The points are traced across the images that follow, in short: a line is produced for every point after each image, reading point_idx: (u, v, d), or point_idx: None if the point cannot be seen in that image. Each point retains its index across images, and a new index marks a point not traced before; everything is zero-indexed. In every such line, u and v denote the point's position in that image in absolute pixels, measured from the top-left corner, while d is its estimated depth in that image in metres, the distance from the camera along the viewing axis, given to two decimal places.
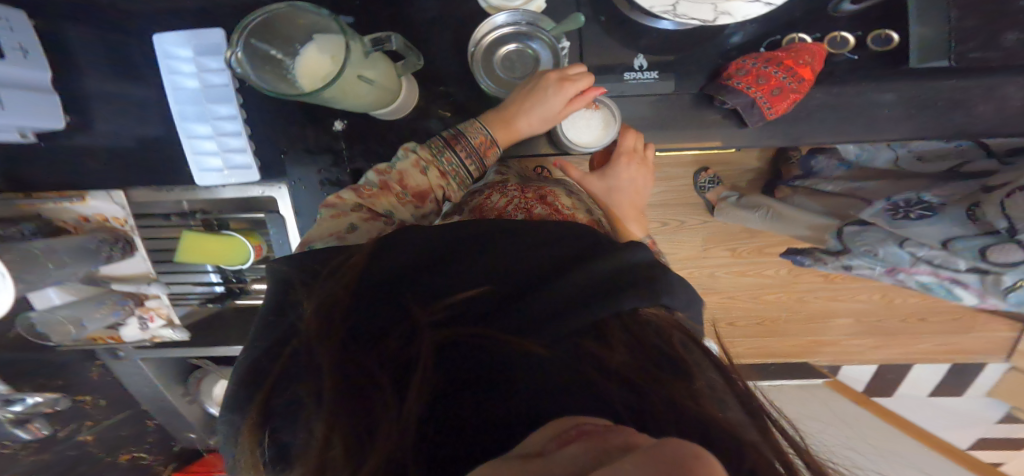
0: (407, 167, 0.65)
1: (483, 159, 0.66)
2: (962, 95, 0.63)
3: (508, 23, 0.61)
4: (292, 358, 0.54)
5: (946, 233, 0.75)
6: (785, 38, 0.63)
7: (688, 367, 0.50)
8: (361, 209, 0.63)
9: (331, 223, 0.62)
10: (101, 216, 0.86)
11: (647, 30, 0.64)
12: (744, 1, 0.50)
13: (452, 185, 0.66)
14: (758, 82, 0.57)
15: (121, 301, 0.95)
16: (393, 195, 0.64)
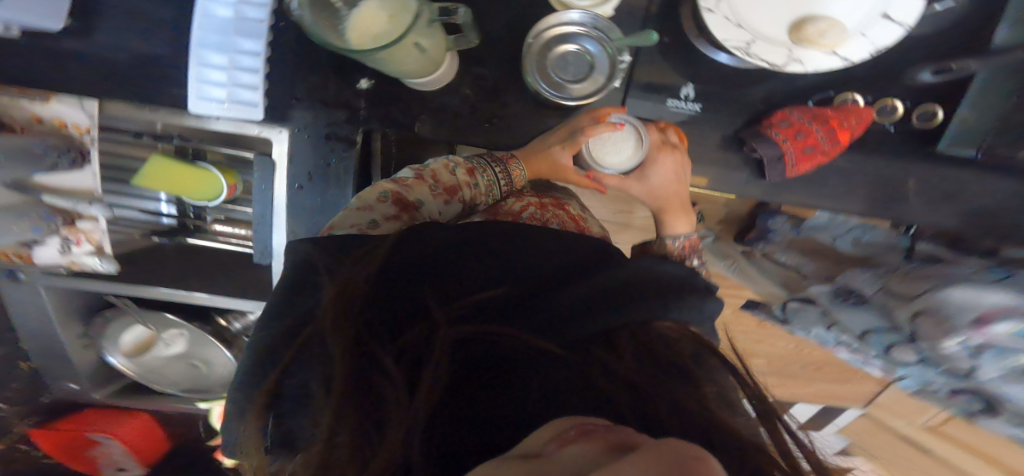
0: (440, 167, 0.72)
1: (510, 171, 0.74)
2: (953, 187, 0.69)
3: (578, 22, 0.63)
4: (302, 348, 0.56)
5: (869, 324, 0.91)
6: (839, 95, 0.64)
7: (696, 377, 0.53)
8: (391, 205, 0.66)
9: (356, 216, 0.65)
10: (60, 121, 0.74)
11: (702, 61, 0.66)
12: (818, 54, 0.56)
13: (482, 184, 0.73)
14: (795, 138, 0.62)
15: (47, 217, 0.80)
16: (427, 185, 0.70)
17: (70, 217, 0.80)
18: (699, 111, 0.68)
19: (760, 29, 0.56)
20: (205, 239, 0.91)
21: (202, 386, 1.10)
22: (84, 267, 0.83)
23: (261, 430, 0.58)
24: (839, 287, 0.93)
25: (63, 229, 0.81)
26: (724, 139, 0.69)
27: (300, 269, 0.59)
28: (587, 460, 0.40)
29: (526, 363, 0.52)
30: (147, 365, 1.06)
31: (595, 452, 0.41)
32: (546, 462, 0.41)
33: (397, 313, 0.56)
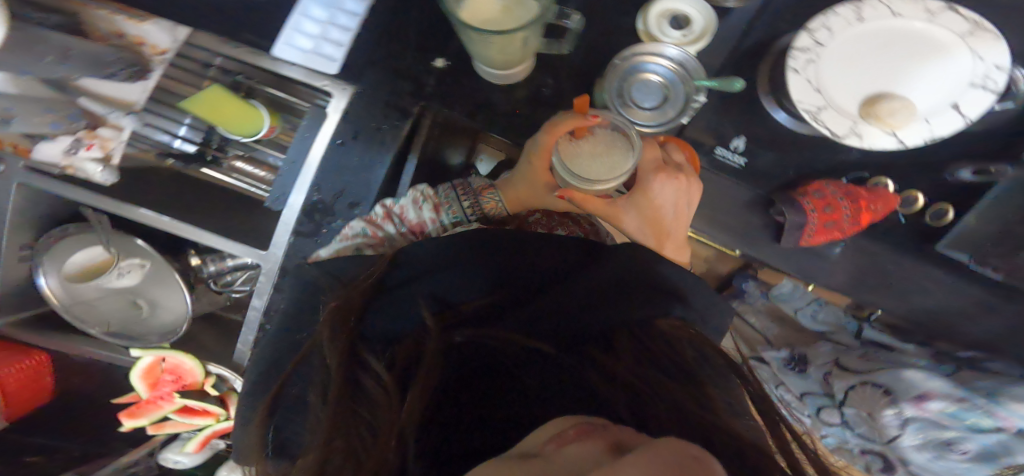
0: (408, 202, 0.73)
1: (478, 198, 0.74)
2: (936, 285, 0.79)
3: (673, 57, 0.68)
4: (308, 354, 0.61)
5: (807, 389, 1.00)
6: (872, 178, 0.76)
7: (694, 373, 0.56)
8: (373, 231, 0.72)
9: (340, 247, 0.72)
10: (139, 40, 0.77)
11: (757, 122, 0.75)
12: (879, 133, 0.61)
13: (445, 219, 0.73)
14: (822, 210, 0.73)
15: (70, 116, 0.76)
16: (393, 224, 0.72)
17: (93, 122, 0.78)
18: (743, 167, 0.78)
19: (834, 98, 0.62)
20: (217, 171, 0.89)
21: (137, 333, 0.96)
22: (80, 174, 0.78)
23: (262, 435, 0.64)
24: (791, 356, 1.07)
25: (82, 132, 0.77)
26: (756, 197, 0.80)
27: (306, 292, 0.66)
28: (583, 459, 0.42)
29: (527, 368, 0.57)
30: (78, 296, 0.90)
31: (593, 452, 0.43)
32: (543, 460, 0.44)
33: (394, 321, 0.61)
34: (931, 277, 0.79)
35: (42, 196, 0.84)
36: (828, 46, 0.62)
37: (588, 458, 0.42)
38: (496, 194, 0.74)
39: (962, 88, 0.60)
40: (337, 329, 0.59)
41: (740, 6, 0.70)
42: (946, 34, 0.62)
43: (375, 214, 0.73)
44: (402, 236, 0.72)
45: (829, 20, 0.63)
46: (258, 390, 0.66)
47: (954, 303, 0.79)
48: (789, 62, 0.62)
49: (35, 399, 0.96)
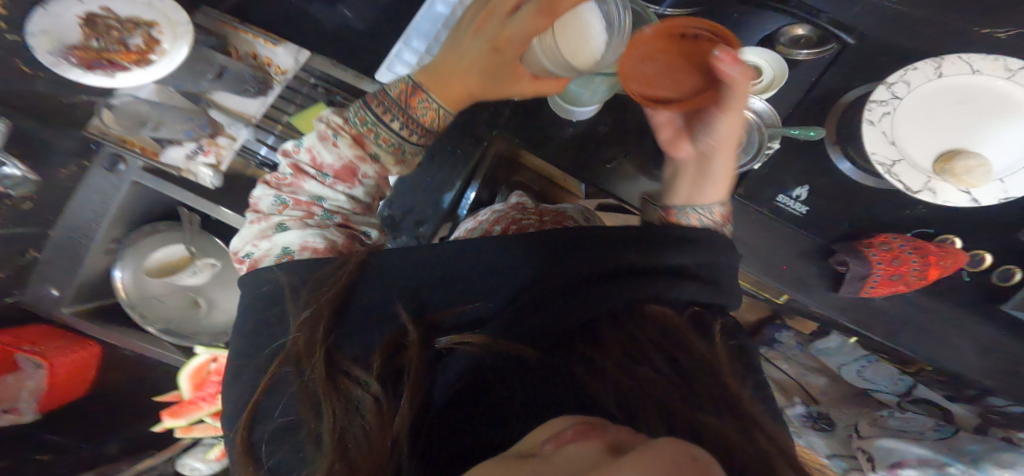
0: (315, 144, 0.64)
1: (408, 125, 0.63)
2: (1003, 347, 0.78)
3: (752, 108, 0.71)
4: (279, 369, 0.59)
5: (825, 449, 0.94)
6: (940, 236, 0.77)
7: (675, 356, 0.58)
8: (296, 215, 0.64)
9: (258, 230, 0.65)
10: (269, 61, 0.85)
11: (820, 172, 0.78)
12: (952, 189, 0.63)
13: (384, 154, 0.64)
14: (890, 262, 0.73)
15: (202, 126, 0.82)
16: (309, 176, 0.64)
17: (215, 131, 0.84)
18: (804, 214, 0.80)
19: (909, 153, 0.64)
20: None
21: (190, 331, 0.99)
22: (192, 176, 0.86)
23: (251, 461, 0.58)
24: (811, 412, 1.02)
25: (204, 139, 0.84)
26: (813, 244, 0.80)
27: (252, 285, 0.62)
28: (587, 458, 0.42)
29: (512, 375, 0.57)
30: (145, 291, 0.94)
31: (594, 450, 0.44)
32: (540, 460, 0.44)
33: (365, 320, 0.62)
34: (987, 336, 0.79)
35: (142, 196, 0.91)
36: (904, 100, 0.65)
37: (588, 457, 0.43)
38: (430, 96, 0.63)
39: None
40: (308, 333, 0.59)
41: (810, 58, 0.73)
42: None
43: (288, 181, 0.64)
44: (333, 244, 0.64)
45: (907, 76, 0.65)
46: (234, 417, 0.61)
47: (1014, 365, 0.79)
48: (865, 114, 0.65)
49: (82, 388, 0.96)
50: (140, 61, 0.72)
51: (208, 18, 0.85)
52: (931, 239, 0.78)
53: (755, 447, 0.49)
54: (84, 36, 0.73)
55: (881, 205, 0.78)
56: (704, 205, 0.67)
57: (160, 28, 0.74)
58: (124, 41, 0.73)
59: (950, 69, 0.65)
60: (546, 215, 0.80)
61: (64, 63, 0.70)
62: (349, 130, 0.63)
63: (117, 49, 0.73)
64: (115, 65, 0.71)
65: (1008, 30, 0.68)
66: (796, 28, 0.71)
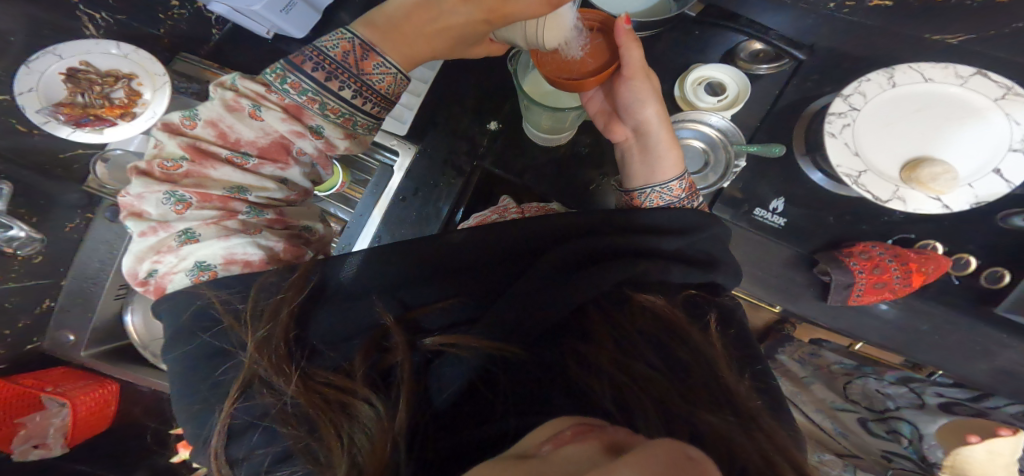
0: (214, 114, 0.58)
1: (355, 97, 0.62)
2: (997, 345, 0.79)
3: (715, 126, 0.73)
4: (247, 389, 0.56)
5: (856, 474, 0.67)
6: (920, 241, 0.78)
7: (665, 343, 0.60)
8: (207, 217, 0.57)
9: (151, 242, 0.56)
10: None
11: (798, 184, 0.78)
12: (921, 196, 0.64)
13: (330, 125, 0.63)
14: (871, 271, 0.74)
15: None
16: (219, 159, 0.58)
17: None
18: (782, 226, 0.81)
19: (874, 163, 0.66)
20: None
21: None
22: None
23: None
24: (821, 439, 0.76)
25: None
26: (797, 254, 0.81)
27: (180, 311, 0.57)
28: (584, 457, 0.46)
29: (506, 374, 0.59)
30: (156, 333, 1.00)
31: (593, 451, 0.47)
32: (541, 460, 0.47)
33: (349, 325, 0.63)
34: (985, 337, 0.79)
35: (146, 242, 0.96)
36: (862, 111, 0.66)
37: (589, 457, 0.46)
38: (385, 59, 0.62)
39: (1000, 152, 0.63)
40: (273, 350, 0.57)
41: (770, 72, 0.75)
42: (982, 98, 0.64)
43: (185, 171, 0.57)
44: (273, 251, 0.61)
45: (862, 87, 0.66)
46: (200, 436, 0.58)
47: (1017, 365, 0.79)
48: (826, 127, 0.66)
49: (93, 430, 0.96)
50: (125, 116, 0.85)
51: (189, 64, 0.92)
52: (911, 244, 0.79)
53: (756, 444, 0.51)
54: (70, 93, 0.83)
55: (861, 214, 0.79)
56: (663, 182, 0.69)
57: (138, 79, 0.87)
58: (107, 95, 0.85)
59: (903, 78, 0.66)
60: (526, 209, 0.80)
61: (54, 121, 0.81)
62: (278, 101, 0.60)
63: (101, 104, 0.85)
64: (101, 119, 0.84)
65: (957, 36, 0.65)
66: (754, 43, 0.74)
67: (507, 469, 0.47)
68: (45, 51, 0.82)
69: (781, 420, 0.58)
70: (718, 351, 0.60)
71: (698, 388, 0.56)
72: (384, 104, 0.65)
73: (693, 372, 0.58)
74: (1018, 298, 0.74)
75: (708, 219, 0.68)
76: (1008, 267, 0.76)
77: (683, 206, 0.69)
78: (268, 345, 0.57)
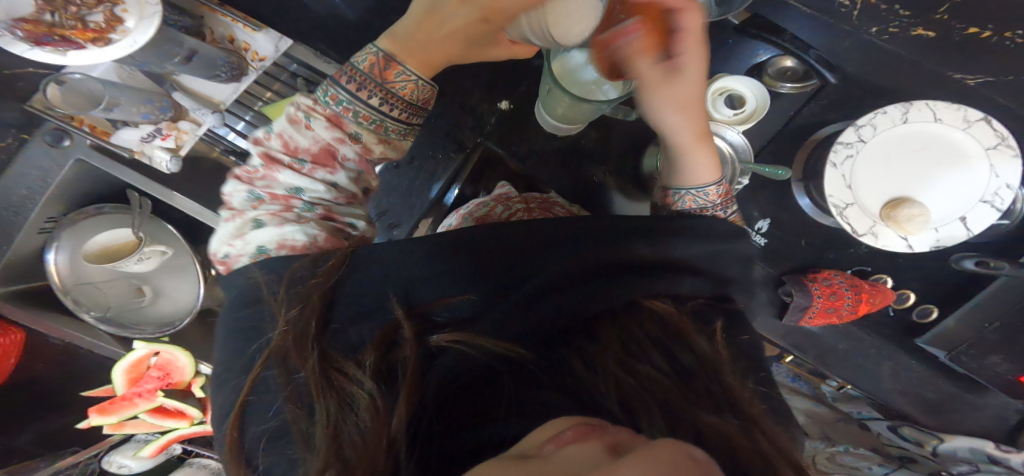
0: (283, 128, 0.62)
1: (389, 95, 0.62)
2: (917, 375, 0.89)
3: (728, 141, 0.74)
4: (263, 371, 0.59)
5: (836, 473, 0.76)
6: (875, 274, 0.86)
7: (670, 350, 0.64)
8: (273, 210, 0.62)
9: (232, 227, 0.63)
10: (245, 46, 0.83)
11: (780, 209, 0.84)
12: (891, 234, 0.72)
13: (365, 131, 0.63)
14: (828, 297, 0.80)
15: (162, 109, 0.78)
16: (281, 165, 0.62)
17: (179, 113, 0.82)
18: (762, 246, 0.86)
19: (861, 196, 0.73)
20: None
21: (132, 321, 0.92)
22: (146, 160, 0.81)
23: (238, 456, 0.58)
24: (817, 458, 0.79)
25: (163, 121, 0.81)
26: (768, 273, 0.87)
27: (235, 289, 0.61)
28: (586, 458, 0.47)
29: (509, 374, 0.60)
30: (83, 277, 0.86)
31: (594, 451, 0.48)
32: (542, 460, 0.48)
33: (361, 312, 0.63)
34: (904, 364, 0.89)
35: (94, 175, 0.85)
36: (868, 143, 0.72)
37: (591, 457, 0.47)
38: (406, 66, 0.62)
39: (972, 203, 0.70)
40: (299, 329, 0.59)
41: (792, 92, 0.76)
42: (974, 146, 0.70)
43: (261, 174, 0.62)
44: (315, 239, 0.62)
45: (875, 119, 0.71)
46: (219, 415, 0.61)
47: (924, 392, 0.90)
48: (830, 155, 0.72)
49: None
50: (98, 41, 0.66)
51: None
52: (867, 276, 0.86)
53: (757, 447, 0.53)
54: (37, 9, 0.68)
55: (831, 244, 0.85)
56: (698, 186, 0.69)
57: (123, 5, 0.67)
58: (83, 18, 0.68)
59: (915, 116, 0.71)
60: (534, 204, 0.80)
61: (8, 36, 0.65)
62: (322, 111, 0.62)
63: (73, 26, 0.67)
64: (69, 41, 0.66)
65: (978, 77, 0.72)
66: (784, 60, 0.75)
67: (510, 468, 0.47)
68: None
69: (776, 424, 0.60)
70: (721, 356, 0.63)
71: (699, 392, 0.60)
72: (415, 111, 0.65)
73: (693, 379, 0.61)
74: (939, 333, 0.83)
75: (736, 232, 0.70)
76: (937, 305, 0.85)
77: (714, 213, 0.70)
78: (292, 331, 0.59)
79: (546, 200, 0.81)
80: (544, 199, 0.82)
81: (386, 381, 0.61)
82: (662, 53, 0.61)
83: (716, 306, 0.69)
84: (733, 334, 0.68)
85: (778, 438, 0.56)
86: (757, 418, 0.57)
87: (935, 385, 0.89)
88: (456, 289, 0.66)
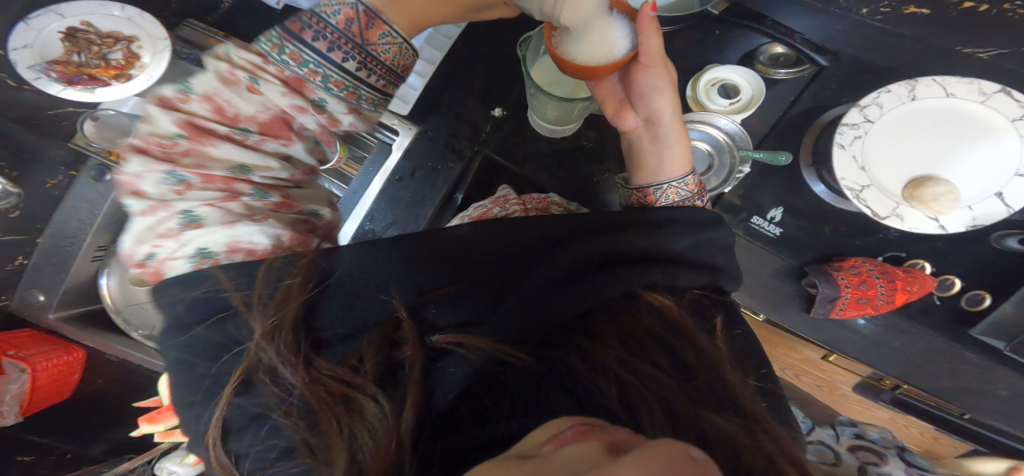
0: (208, 85, 0.51)
1: (370, 66, 0.56)
2: (974, 369, 0.80)
3: (725, 128, 0.71)
4: (246, 378, 0.55)
5: None
6: (910, 260, 0.79)
7: (673, 345, 0.62)
8: (209, 198, 0.52)
9: (145, 222, 0.51)
10: None
11: (796, 198, 0.79)
12: (918, 216, 0.66)
13: (333, 99, 0.56)
14: (857, 286, 0.75)
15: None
16: (215, 137, 0.51)
17: None
18: (777, 236, 0.81)
19: (878, 178, 0.68)
20: None
21: None
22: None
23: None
24: None
25: None
26: (789, 265, 0.82)
27: (182, 297, 0.54)
28: (583, 458, 0.48)
29: (510, 377, 0.62)
30: (132, 298, 0.96)
31: (595, 451, 0.49)
32: (542, 459, 0.49)
33: (350, 324, 0.61)
34: (956, 357, 0.81)
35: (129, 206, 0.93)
36: (875, 124, 0.67)
37: (589, 456, 0.48)
38: (391, 27, 0.55)
39: (1008, 176, 0.64)
40: (282, 341, 0.55)
41: (788, 77, 0.75)
42: (998, 119, 0.64)
43: (184, 149, 0.50)
44: (279, 240, 0.57)
45: (880, 98, 0.67)
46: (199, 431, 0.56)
47: (981, 386, 0.81)
48: (837, 137, 0.68)
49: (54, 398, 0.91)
50: (120, 76, 0.84)
51: (192, 30, 0.90)
52: (901, 263, 0.80)
53: (759, 446, 0.52)
54: (66, 51, 0.84)
55: (856, 230, 0.80)
56: (678, 179, 0.68)
57: (139, 43, 0.87)
58: (105, 55, 0.85)
59: (922, 92, 0.66)
60: (531, 204, 0.79)
61: (45, 78, 0.81)
62: (277, 74, 0.53)
63: (97, 65, 0.85)
64: (95, 78, 0.84)
65: (989, 50, 0.59)
66: (775, 46, 0.74)
67: (510, 469, 0.48)
68: (48, 10, 0.85)
69: (784, 422, 0.58)
70: (722, 350, 0.61)
71: (703, 390, 0.58)
72: (391, 77, 0.59)
73: (695, 374, 0.59)
74: (994, 322, 0.75)
75: (716, 218, 0.69)
76: (990, 291, 0.77)
77: (696, 202, 0.69)
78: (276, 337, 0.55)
79: (542, 200, 0.81)
80: (542, 199, 0.81)
81: (386, 384, 0.60)
82: (648, 38, 0.61)
83: (718, 298, 0.68)
84: (731, 328, 0.66)
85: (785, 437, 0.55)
86: (762, 416, 0.55)
87: (995, 378, 0.80)
88: (449, 289, 0.66)
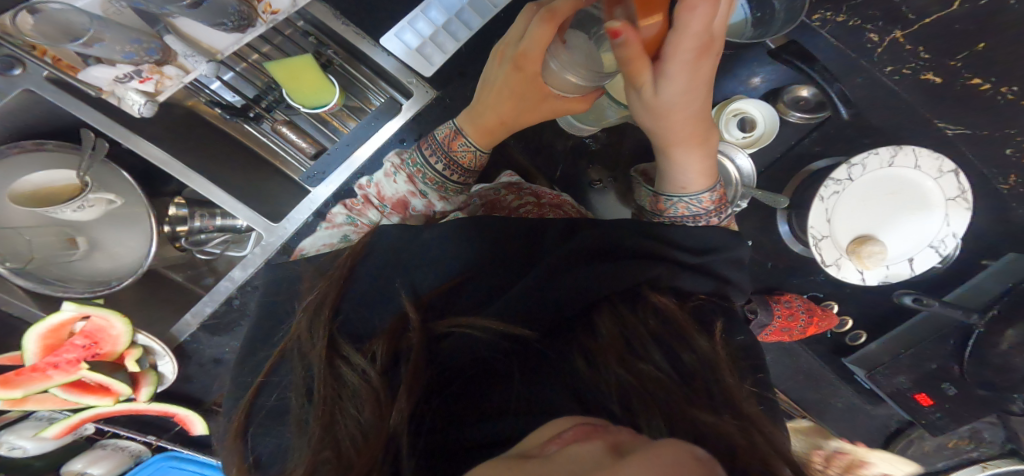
0: (382, 179, 0.71)
1: (453, 162, 0.69)
2: (838, 389, 1.02)
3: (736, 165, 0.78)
4: (284, 354, 0.62)
5: None
6: (825, 301, 0.94)
7: (673, 348, 0.63)
8: (359, 230, 0.70)
9: (325, 233, 0.71)
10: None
11: (757, 237, 0.91)
12: (852, 269, 0.82)
13: (430, 192, 0.71)
14: (786, 317, 0.90)
15: (150, 51, 0.65)
16: (374, 206, 0.71)
17: (164, 58, 0.67)
18: None
19: (836, 231, 0.82)
20: (255, 131, 0.84)
21: (64, 278, 0.77)
22: (115, 102, 0.68)
23: (243, 448, 0.60)
24: None
25: (145, 65, 0.66)
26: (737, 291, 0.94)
27: (284, 283, 0.67)
28: (587, 458, 0.44)
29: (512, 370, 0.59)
30: (3, 222, 0.72)
31: (596, 451, 0.45)
32: (543, 460, 0.45)
33: (372, 303, 0.64)
34: (828, 379, 1.02)
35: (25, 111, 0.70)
36: (853, 182, 0.80)
37: (592, 457, 0.44)
38: (468, 139, 0.69)
39: (921, 246, 0.81)
40: (313, 322, 0.61)
41: (799, 121, 0.81)
42: (937, 196, 0.80)
43: (356, 204, 0.72)
44: None
45: (867, 159, 0.79)
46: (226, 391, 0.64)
47: (836, 402, 1.04)
48: (821, 189, 0.80)
49: None
50: None
51: None
52: (818, 301, 0.95)
53: (755, 447, 0.53)
54: None
55: (796, 270, 0.93)
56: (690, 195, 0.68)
57: None
58: None
59: (900, 160, 0.78)
60: (544, 198, 0.78)
61: None
62: (405, 171, 0.70)
63: None
64: None
65: (957, 128, 0.80)
66: (800, 90, 0.80)
67: (507, 468, 0.44)
68: None
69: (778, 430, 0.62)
70: (719, 356, 0.62)
71: (701, 393, 0.59)
72: (470, 175, 0.72)
73: (695, 379, 0.60)
74: (863, 355, 0.94)
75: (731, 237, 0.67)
76: (868, 329, 0.95)
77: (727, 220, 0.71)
78: (312, 318, 0.61)
79: (555, 197, 0.80)
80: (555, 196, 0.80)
81: (391, 368, 0.60)
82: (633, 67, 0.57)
83: (721, 308, 0.68)
84: (735, 332, 0.68)
85: (775, 441, 0.55)
86: (759, 425, 0.56)
87: (848, 394, 1.03)
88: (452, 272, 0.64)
